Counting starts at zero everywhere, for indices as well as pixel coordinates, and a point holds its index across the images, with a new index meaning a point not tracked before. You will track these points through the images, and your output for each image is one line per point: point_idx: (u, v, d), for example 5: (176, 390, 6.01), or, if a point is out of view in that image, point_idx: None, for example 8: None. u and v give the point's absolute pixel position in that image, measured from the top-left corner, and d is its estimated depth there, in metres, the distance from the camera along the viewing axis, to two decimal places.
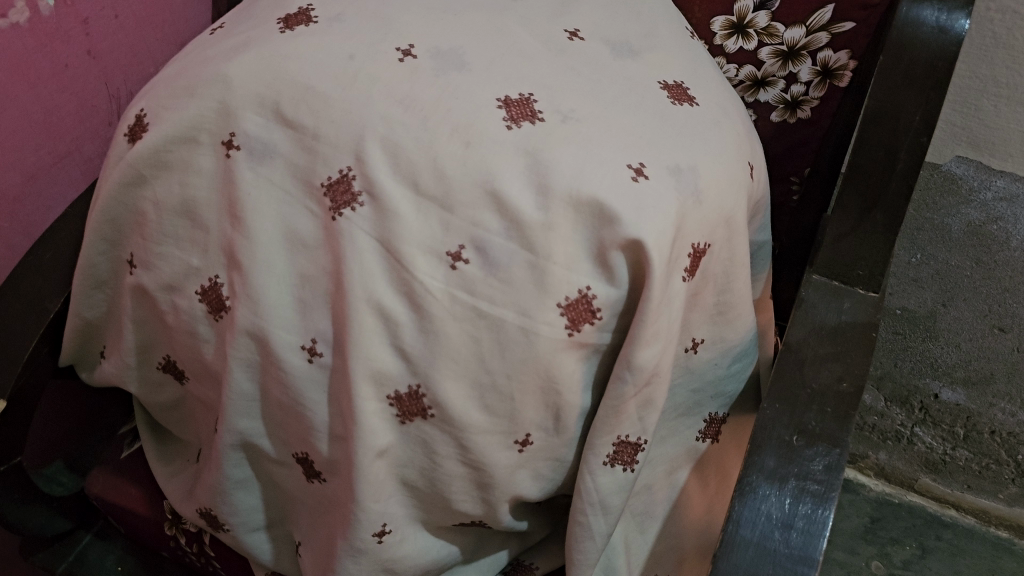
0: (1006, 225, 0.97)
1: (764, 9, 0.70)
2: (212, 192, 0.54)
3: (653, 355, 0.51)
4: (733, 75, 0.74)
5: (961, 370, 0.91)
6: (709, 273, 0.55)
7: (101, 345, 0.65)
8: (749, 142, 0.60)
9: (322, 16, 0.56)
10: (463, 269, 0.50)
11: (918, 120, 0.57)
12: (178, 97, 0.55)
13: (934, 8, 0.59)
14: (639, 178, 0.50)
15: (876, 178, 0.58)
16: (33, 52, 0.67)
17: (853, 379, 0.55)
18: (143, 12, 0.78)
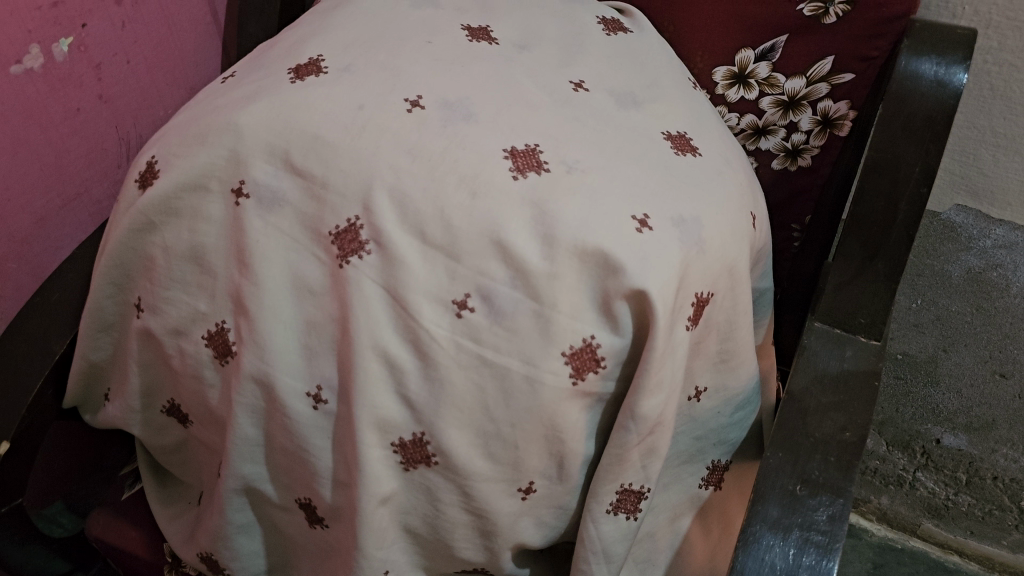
0: (1006, 272, 0.92)
1: (765, 60, 0.72)
2: (220, 238, 0.55)
3: (657, 405, 0.51)
4: (734, 124, 0.75)
5: (963, 416, 0.90)
6: (712, 322, 0.56)
7: (105, 387, 0.65)
8: (751, 192, 0.60)
9: (332, 66, 0.57)
10: (469, 316, 0.50)
11: (918, 170, 0.58)
12: (190, 145, 0.56)
13: (932, 62, 0.61)
14: (643, 229, 0.51)
15: (878, 227, 0.59)
16: (46, 97, 0.69)
17: (856, 428, 0.55)
18: (154, 57, 0.80)
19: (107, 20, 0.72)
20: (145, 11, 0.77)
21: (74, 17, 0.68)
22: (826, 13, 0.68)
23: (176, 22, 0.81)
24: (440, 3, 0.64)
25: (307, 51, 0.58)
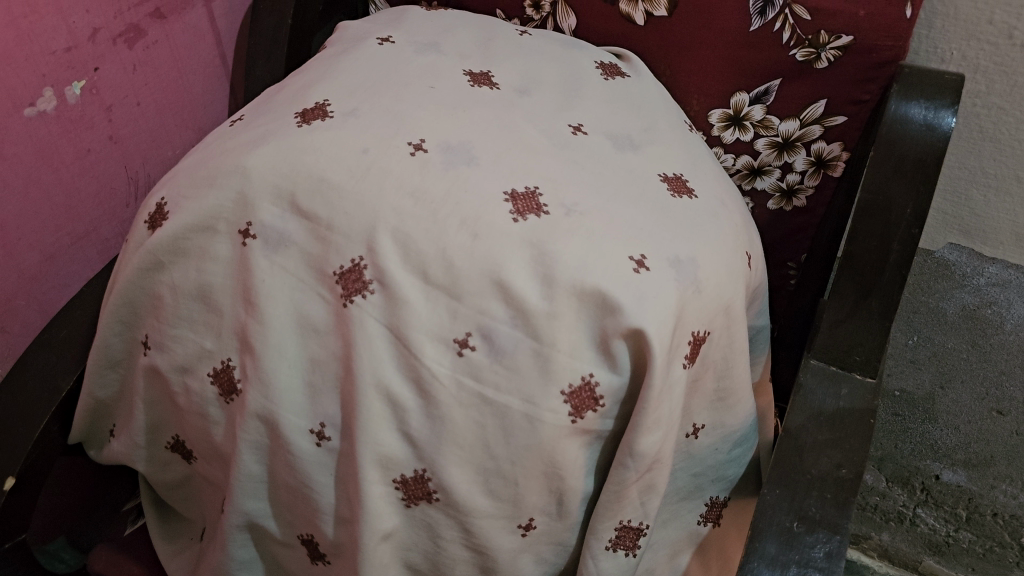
0: (1000, 310, 0.93)
1: (759, 103, 0.73)
2: (227, 278, 0.56)
3: (655, 442, 0.52)
4: (730, 164, 0.77)
5: (961, 452, 0.90)
6: (709, 360, 0.57)
7: (110, 424, 0.66)
8: (747, 233, 0.62)
9: (338, 110, 0.58)
10: (470, 355, 0.51)
11: (909, 212, 0.60)
12: (199, 187, 0.58)
13: (921, 106, 0.63)
14: (640, 269, 0.52)
15: (871, 267, 0.60)
16: (58, 138, 0.70)
17: (853, 466, 0.55)
18: (164, 100, 0.82)
19: (120, 64, 0.74)
20: (157, 55, 0.79)
21: (87, 61, 0.70)
22: (818, 58, 0.69)
23: (186, 65, 0.84)
24: (443, 50, 0.66)
25: (313, 95, 0.60)
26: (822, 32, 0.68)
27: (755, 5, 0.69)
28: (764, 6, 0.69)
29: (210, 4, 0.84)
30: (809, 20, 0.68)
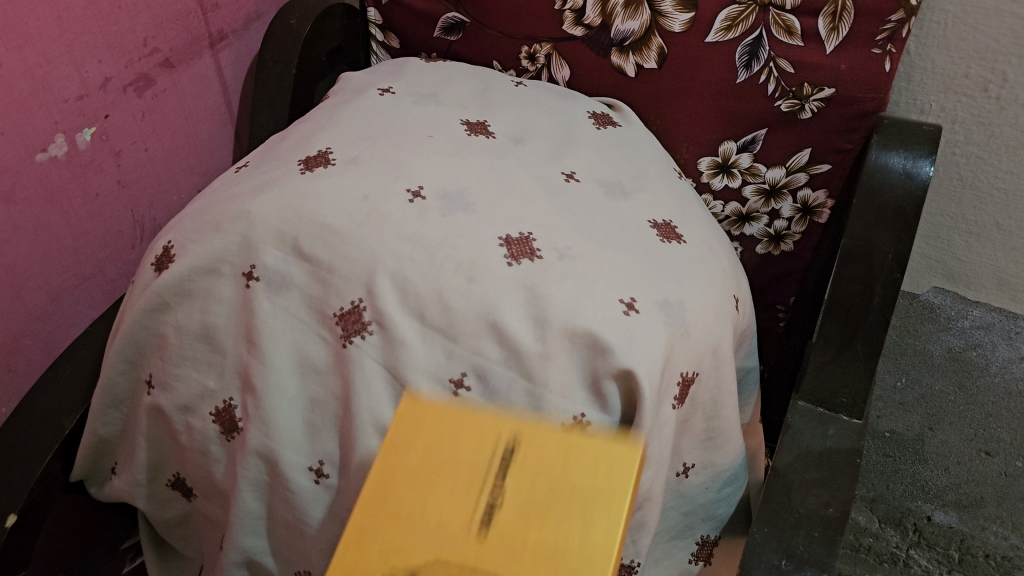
0: (985, 352, 0.94)
1: (746, 151, 0.76)
2: (230, 318, 0.58)
3: (645, 481, 0.54)
4: (720, 211, 0.81)
5: (952, 493, 0.87)
6: (698, 401, 0.59)
7: (112, 462, 0.68)
8: (734, 277, 0.64)
9: (339, 158, 0.61)
10: (464, 394, 0.53)
11: (891, 258, 0.64)
12: (204, 231, 0.60)
13: (901, 156, 0.67)
14: (630, 312, 0.54)
15: (855, 311, 0.63)
16: (68, 182, 0.73)
17: (839, 504, 0.56)
18: (171, 145, 0.84)
19: (129, 111, 0.77)
20: (166, 103, 0.82)
21: (98, 109, 0.73)
22: (802, 109, 0.72)
23: (193, 113, 0.87)
24: (441, 100, 0.69)
25: (316, 144, 0.63)
26: (806, 84, 0.71)
27: (739, 58, 0.72)
28: (750, 59, 0.71)
29: (218, 54, 0.87)
30: (792, 73, 0.71)
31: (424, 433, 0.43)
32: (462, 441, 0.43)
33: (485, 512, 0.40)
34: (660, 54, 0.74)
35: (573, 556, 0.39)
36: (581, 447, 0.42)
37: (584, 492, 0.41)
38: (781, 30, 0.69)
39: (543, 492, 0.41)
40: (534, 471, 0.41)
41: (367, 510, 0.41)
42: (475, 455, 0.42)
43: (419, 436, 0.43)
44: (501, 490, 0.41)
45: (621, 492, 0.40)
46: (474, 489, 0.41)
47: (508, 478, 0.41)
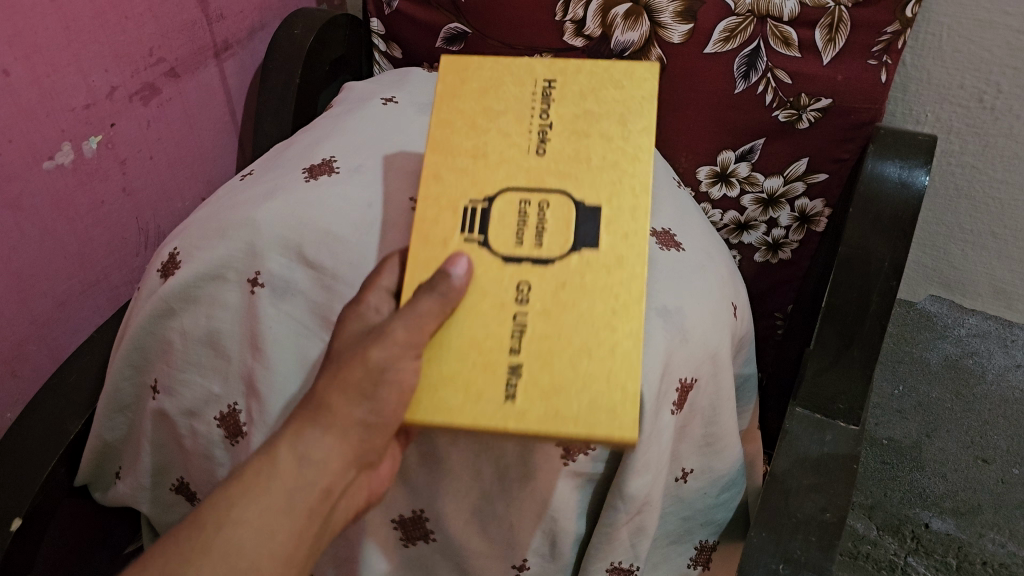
0: (981, 360, 0.96)
1: (745, 160, 0.78)
2: (235, 324, 0.58)
3: (644, 485, 0.54)
4: (719, 219, 0.83)
5: (950, 501, 0.88)
6: (697, 406, 0.59)
7: (117, 466, 0.69)
8: (732, 284, 0.65)
9: (344, 166, 0.62)
10: None
11: (888, 265, 0.65)
12: (210, 238, 0.61)
13: (896, 165, 0.69)
14: None
15: (851, 318, 0.64)
16: (74, 190, 0.74)
17: (836, 509, 0.57)
18: (176, 153, 0.85)
19: (135, 120, 0.78)
20: (171, 112, 0.83)
21: (105, 117, 0.74)
22: (800, 119, 0.73)
23: (198, 122, 0.88)
24: None
25: (320, 152, 0.63)
26: (803, 95, 0.72)
27: (738, 68, 0.72)
28: (748, 70, 0.72)
29: (222, 63, 0.88)
30: (790, 84, 0.72)
31: (468, 72, 0.56)
32: (502, 77, 0.56)
33: (534, 145, 0.54)
34: (660, 64, 0.75)
35: (629, 178, 0.52)
36: (605, 91, 0.55)
37: (626, 112, 0.54)
38: (779, 42, 0.70)
39: (581, 116, 0.54)
40: (568, 84, 0.55)
41: (450, 126, 0.55)
42: (511, 71, 0.56)
43: (466, 82, 0.56)
44: (549, 124, 0.54)
45: (644, 175, 0.52)
46: (525, 88, 0.55)
47: (546, 88, 0.55)
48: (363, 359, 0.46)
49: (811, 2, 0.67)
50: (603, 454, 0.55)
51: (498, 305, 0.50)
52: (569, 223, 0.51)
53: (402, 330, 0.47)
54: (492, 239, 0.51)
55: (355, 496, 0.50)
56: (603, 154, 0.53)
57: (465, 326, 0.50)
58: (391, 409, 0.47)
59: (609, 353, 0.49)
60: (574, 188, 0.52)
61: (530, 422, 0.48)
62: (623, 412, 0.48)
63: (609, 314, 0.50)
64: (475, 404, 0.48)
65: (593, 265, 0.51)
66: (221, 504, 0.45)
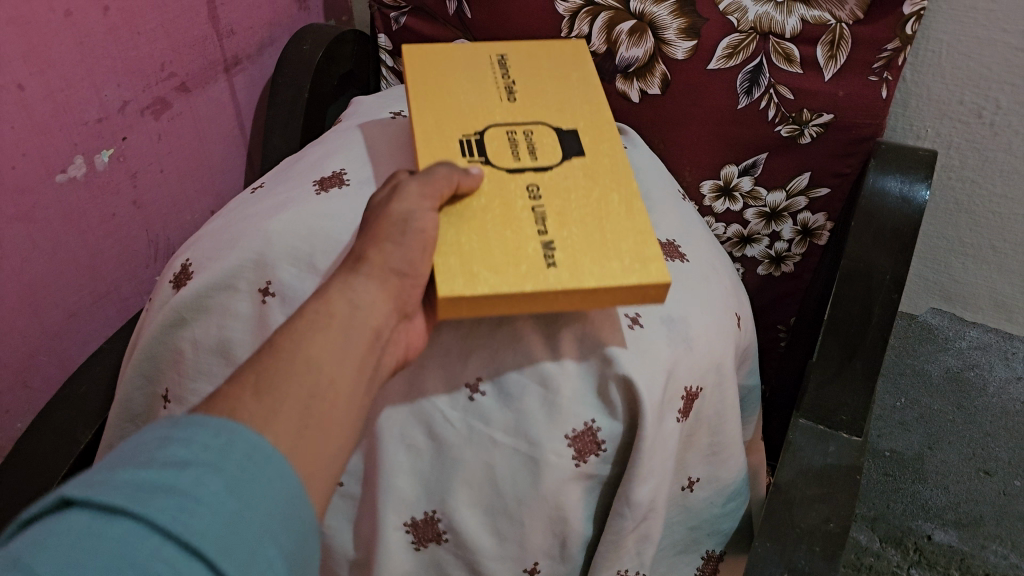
0: (982, 372, 0.96)
1: (747, 175, 0.79)
2: (246, 333, 0.59)
3: (649, 492, 0.55)
4: (722, 233, 0.84)
5: (951, 513, 0.87)
6: (702, 415, 0.60)
7: None
8: (736, 295, 0.66)
9: (354, 178, 0.63)
10: (479, 399, 0.56)
11: (889, 278, 0.66)
12: (222, 249, 0.62)
13: (897, 180, 0.70)
14: (635, 325, 0.57)
15: (854, 329, 0.65)
16: (86, 203, 0.75)
17: (840, 519, 0.58)
18: (186, 167, 0.86)
19: (146, 134, 0.79)
20: (181, 126, 0.84)
21: (117, 132, 0.75)
22: (802, 134, 0.74)
23: (207, 136, 0.89)
24: None
25: (330, 165, 0.65)
26: (805, 110, 0.73)
27: (741, 84, 0.74)
28: (751, 86, 0.73)
29: (232, 78, 0.89)
30: (792, 99, 0.73)
31: (429, 51, 0.67)
32: (462, 54, 0.67)
33: (505, 93, 0.64)
34: (664, 80, 0.76)
35: (588, 101, 0.64)
36: (545, 60, 0.68)
37: (572, 70, 0.67)
38: (781, 58, 0.71)
39: (537, 75, 0.66)
40: (516, 55, 0.68)
41: (432, 79, 0.64)
42: (470, 53, 0.68)
43: (434, 56, 0.66)
44: (513, 82, 0.65)
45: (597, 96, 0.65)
46: (483, 58, 0.67)
47: (500, 55, 0.67)
48: (387, 215, 0.50)
49: (812, 20, 0.69)
50: (619, 427, 0.56)
51: (511, 201, 0.55)
52: (555, 143, 0.60)
53: (415, 184, 0.51)
54: (493, 156, 0.58)
55: (397, 350, 0.50)
56: (562, 95, 0.64)
57: (483, 217, 0.53)
58: (417, 258, 0.49)
59: (614, 213, 0.55)
60: (550, 118, 0.62)
61: (571, 274, 0.51)
62: (649, 255, 0.52)
63: (602, 190, 0.57)
64: (514, 270, 0.50)
65: (583, 166, 0.58)
66: (290, 334, 0.44)
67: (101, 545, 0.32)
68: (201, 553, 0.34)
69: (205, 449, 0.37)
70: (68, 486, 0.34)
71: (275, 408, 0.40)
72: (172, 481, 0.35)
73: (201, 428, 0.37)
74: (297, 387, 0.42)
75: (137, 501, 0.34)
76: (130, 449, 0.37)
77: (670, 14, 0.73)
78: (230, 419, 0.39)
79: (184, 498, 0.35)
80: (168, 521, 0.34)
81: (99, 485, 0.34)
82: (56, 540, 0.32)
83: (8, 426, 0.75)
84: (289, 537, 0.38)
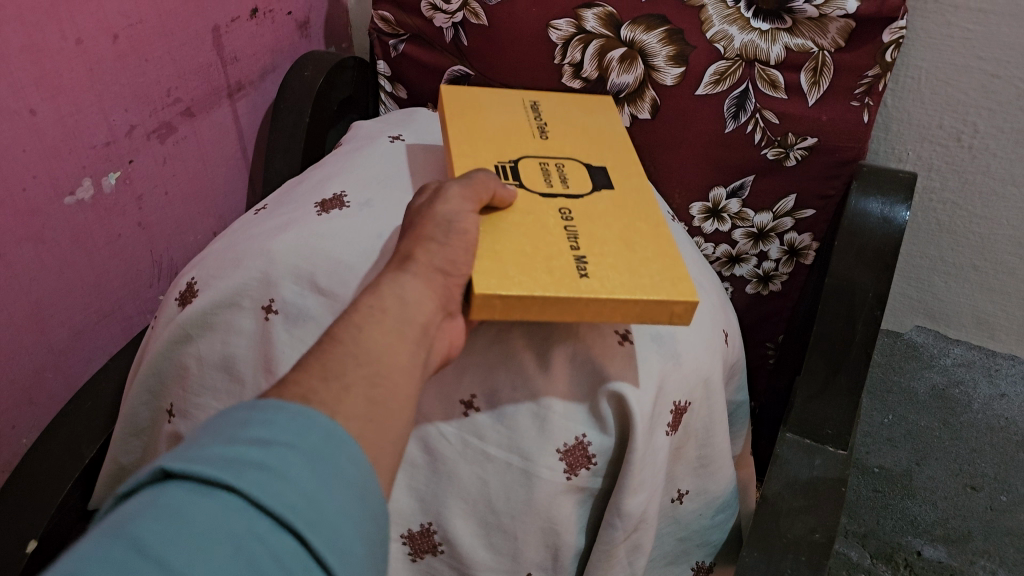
0: (967, 389, 0.97)
1: (735, 197, 0.81)
2: (250, 349, 0.61)
3: (640, 504, 0.57)
4: (711, 252, 0.86)
5: (941, 528, 0.88)
6: (691, 429, 0.62)
7: None
8: (724, 313, 0.68)
9: (354, 200, 0.65)
10: (474, 415, 0.57)
11: (872, 296, 0.68)
12: (226, 268, 0.64)
13: (879, 201, 0.72)
14: (625, 342, 0.58)
15: (839, 346, 0.67)
16: (92, 224, 0.77)
17: (825, 530, 0.59)
18: (189, 189, 0.89)
19: (152, 157, 0.81)
20: (185, 149, 0.86)
21: (123, 154, 0.78)
22: (787, 156, 0.77)
23: (211, 159, 0.91)
24: None
25: (331, 188, 0.67)
26: (790, 134, 0.75)
27: (728, 109, 0.76)
28: (737, 111, 0.76)
29: (235, 104, 0.92)
30: (778, 124, 0.75)
31: (469, 94, 0.71)
32: (500, 98, 0.72)
33: (537, 132, 0.68)
34: (653, 106, 0.79)
35: (618, 145, 0.68)
36: (576, 109, 0.72)
37: (600, 120, 0.71)
38: (766, 83, 0.74)
39: (568, 120, 0.70)
40: (549, 103, 0.72)
41: (472, 115, 0.68)
42: (507, 96, 0.72)
43: (474, 97, 0.71)
44: (545, 123, 0.69)
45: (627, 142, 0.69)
46: (519, 103, 0.71)
47: (533, 102, 0.72)
48: (432, 216, 0.52)
49: (794, 48, 0.72)
50: (610, 442, 0.57)
51: (543, 220, 0.58)
52: (585, 176, 0.63)
53: (458, 187, 0.54)
54: (527, 180, 0.61)
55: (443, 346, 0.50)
56: (594, 140, 0.68)
57: (518, 230, 0.56)
58: (459, 257, 0.51)
59: (642, 238, 0.58)
60: (579, 155, 0.65)
61: (603, 285, 0.52)
62: (676, 276, 0.54)
63: (632, 219, 0.59)
64: (547, 276, 0.52)
65: (614, 199, 0.61)
66: (348, 327, 0.44)
67: (199, 513, 0.33)
68: (290, 526, 0.34)
69: (290, 430, 0.37)
70: (165, 460, 0.35)
71: (344, 393, 0.41)
72: (262, 455, 0.35)
73: (282, 410, 0.38)
74: (359, 374, 0.42)
75: (232, 474, 0.34)
76: (217, 427, 0.37)
77: (659, 42, 0.76)
78: (303, 403, 0.39)
79: (274, 474, 0.35)
80: (261, 495, 0.34)
81: (193, 459, 0.35)
82: (158, 508, 0.33)
83: (14, 441, 0.77)
84: (369, 519, 0.38)
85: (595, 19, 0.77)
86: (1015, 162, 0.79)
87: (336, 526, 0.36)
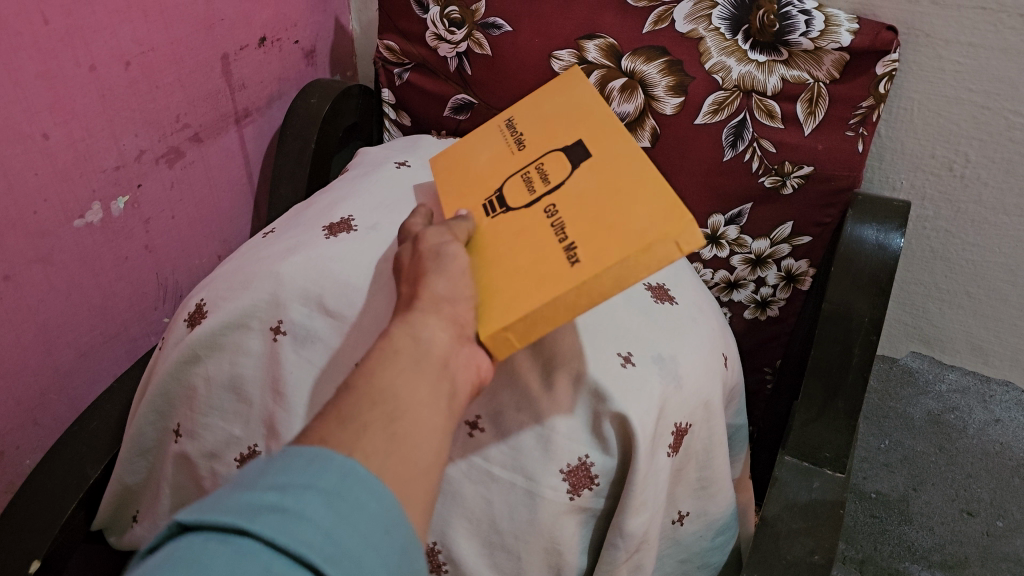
0: (962, 414, 0.95)
1: (734, 224, 0.83)
2: (257, 370, 0.63)
3: (642, 524, 0.58)
4: (710, 277, 0.88)
5: (938, 554, 0.90)
6: (691, 450, 0.63)
7: (135, 509, 0.72)
8: (723, 336, 0.69)
9: (361, 224, 0.66)
10: (478, 435, 0.59)
11: (867, 320, 0.70)
12: (235, 290, 0.65)
13: (874, 228, 0.74)
14: (626, 363, 0.59)
15: (835, 370, 0.69)
16: (100, 246, 0.78)
17: (825, 552, 0.60)
18: (196, 214, 0.90)
19: (160, 181, 0.83)
20: (193, 174, 0.88)
21: (133, 178, 0.79)
22: (784, 184, 0.78)
23: (217, 184, 0.93)
24: None
25: (339, 211, 0.68)
26: (787, 162, 0.77)
27: (726, 138, 0.78)
28: (735, 139, 0.78)
29: (242, 130, 0.94)
30: (774, 152, 0.77)
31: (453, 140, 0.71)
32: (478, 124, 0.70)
33: (515, 141, 0.65)
34: (653, 134, 0.80)
35: (589, 110, 0.63)
36: (547, 89, 0.68)
37: (570, 85, 0.66)
38: (763, 114, 0.76)
39: (542, 105, 0.66)
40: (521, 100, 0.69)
41: (455, 165, 0.67)
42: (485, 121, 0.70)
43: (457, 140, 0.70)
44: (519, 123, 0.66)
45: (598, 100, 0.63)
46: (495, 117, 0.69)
47: (506, 112, 0.69)
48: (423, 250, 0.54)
49: (792, 79, 0.74)
50: (613, 463, 0.58)
51: (533, 230, 0.56)
52: (562, 160, 0.59)
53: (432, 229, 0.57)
54: (512, 198, 0.59)
55: (469, 373, 0.49)
56: (567, 115, 0.64)
57: (511, 254, 0.55)
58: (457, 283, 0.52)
59: (617, 199, 0.53)
60: (555, 140, 0.62)
61: (592, 264, 0.49)
62: (657, 214, 0.50)
63: (606, 184, 0.55)
64: (539, 287, 0.51)
65: (593, 169, 0.57)
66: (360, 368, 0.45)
67: (214, 559, 0.34)
68: (307, 563, 0.35)
69: (305, 472, 0.38)
70: (181, 514, 0.37)
71: (361, 430, 0.41)
72: (277, 500, 0.37)
73: (296, 456, 0.39)
74: (376, 412, 0.42)
75: (244, 518, 0.36)
76: (239, 478, 0.39)
77: (658, 73, 0.78)
78: (321, 445, 0.40)
79: (289, 516, 0.36)
80: (276, 536, 0.35)
81: (207, 510, 0.37)
82: (174, 561, 0.35)
83: (19, 462, 0.78)
84: (395, 550, 0.38)
85: (596, 50, 0.80)
86: (1005, 192, 0.81)
87: (359, 562, 0.37)
